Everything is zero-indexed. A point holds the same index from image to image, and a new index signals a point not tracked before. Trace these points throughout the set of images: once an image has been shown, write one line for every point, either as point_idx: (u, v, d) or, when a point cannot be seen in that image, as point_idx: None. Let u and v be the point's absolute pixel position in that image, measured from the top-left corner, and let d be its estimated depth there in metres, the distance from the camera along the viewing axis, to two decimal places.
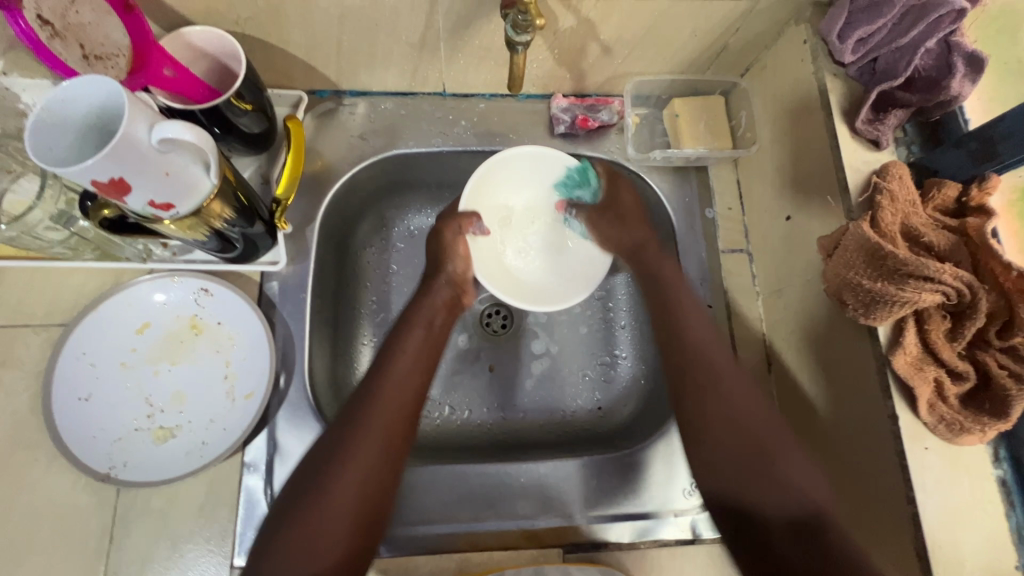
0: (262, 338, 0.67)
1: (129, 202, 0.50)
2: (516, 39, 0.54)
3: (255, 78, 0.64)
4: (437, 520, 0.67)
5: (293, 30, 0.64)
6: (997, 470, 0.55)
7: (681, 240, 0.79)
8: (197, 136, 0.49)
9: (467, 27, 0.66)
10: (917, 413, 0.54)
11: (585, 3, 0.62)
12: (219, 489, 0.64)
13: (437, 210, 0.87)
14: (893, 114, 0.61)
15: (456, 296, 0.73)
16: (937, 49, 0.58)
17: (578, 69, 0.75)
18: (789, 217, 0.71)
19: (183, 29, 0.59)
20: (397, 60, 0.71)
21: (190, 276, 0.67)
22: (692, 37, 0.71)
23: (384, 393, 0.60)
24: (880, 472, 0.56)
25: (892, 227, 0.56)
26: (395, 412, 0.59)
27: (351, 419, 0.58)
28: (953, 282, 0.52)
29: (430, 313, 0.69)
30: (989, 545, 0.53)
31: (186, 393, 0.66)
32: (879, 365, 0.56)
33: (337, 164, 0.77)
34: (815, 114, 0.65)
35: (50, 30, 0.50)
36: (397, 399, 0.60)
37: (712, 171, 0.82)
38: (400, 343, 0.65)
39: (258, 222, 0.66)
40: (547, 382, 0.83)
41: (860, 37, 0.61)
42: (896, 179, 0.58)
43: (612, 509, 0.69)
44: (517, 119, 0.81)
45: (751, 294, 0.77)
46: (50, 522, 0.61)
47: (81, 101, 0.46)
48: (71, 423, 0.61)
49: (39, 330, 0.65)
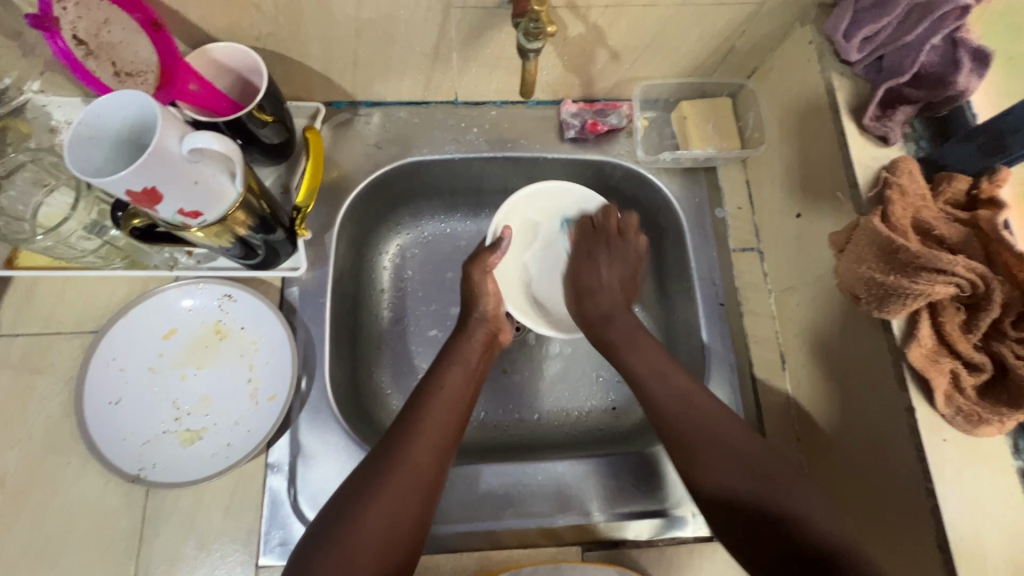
0: (283, 343, 0.68)
1: (159, 211, 0.53)
2: (528, 46, 0.56)
3: (277, 90, 0.66)
4: (457, 519, 0.68)
5: (311, 43, 0.67)
6: (1017, 461, 0.55)
7: (692, 240, 0.80)
8: (224, 146, 0.51)
9: (479, 37, 0.68)
10: (935, 405, 0.54)
11: (593, 11, 0.64)
12: (245, 490, 0.65)
13: (450, 216, 0.89)
14: (900, 111, 0.62)
15: (492, 333, 0.74)
16: (943, 45, 0.58)
17: (587, 75, 0.77)
18: (799, 215, 0.71)
19: (207, 46, 0.62)
20: (410, 70, 0.74)
21: (214, 283, 0.69)
22: (698, 41, 0.72)
23: (429, 412, 0.62)
24: (898, 465, 0.56)
25: (903, 221, 0.57)
26: (437, 431, 0.61)
27: (395, 442, 0.59)
28: (968, 274, 0.52)
29: (467, 351, 0.71)
30: (1013, 537, 0.52)
31: (212, 396, 0.68)
32: (895, 358, 0.56)
33: (353, 172, 0.80)
34: (823, 113, 0.66)
35: (85, 49, 0.54)
36: (435, 440, 0.60)
37: (721, 172, 0.83)
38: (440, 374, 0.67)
39: (279, 229, 0.68)
40: (562, 381, 0.84)
41: (865, 37, 0.61)
42: (906, 174, 0.59)
43: (631, 507, 0.69)
44: (528, 125, 0.83)
45: (763, 292, 0.78)
46: (83, 523, 0.63)
47: (116, 116, 0.48)
48: (103, 427, 0.63)
49: (71, 337, 0.67)
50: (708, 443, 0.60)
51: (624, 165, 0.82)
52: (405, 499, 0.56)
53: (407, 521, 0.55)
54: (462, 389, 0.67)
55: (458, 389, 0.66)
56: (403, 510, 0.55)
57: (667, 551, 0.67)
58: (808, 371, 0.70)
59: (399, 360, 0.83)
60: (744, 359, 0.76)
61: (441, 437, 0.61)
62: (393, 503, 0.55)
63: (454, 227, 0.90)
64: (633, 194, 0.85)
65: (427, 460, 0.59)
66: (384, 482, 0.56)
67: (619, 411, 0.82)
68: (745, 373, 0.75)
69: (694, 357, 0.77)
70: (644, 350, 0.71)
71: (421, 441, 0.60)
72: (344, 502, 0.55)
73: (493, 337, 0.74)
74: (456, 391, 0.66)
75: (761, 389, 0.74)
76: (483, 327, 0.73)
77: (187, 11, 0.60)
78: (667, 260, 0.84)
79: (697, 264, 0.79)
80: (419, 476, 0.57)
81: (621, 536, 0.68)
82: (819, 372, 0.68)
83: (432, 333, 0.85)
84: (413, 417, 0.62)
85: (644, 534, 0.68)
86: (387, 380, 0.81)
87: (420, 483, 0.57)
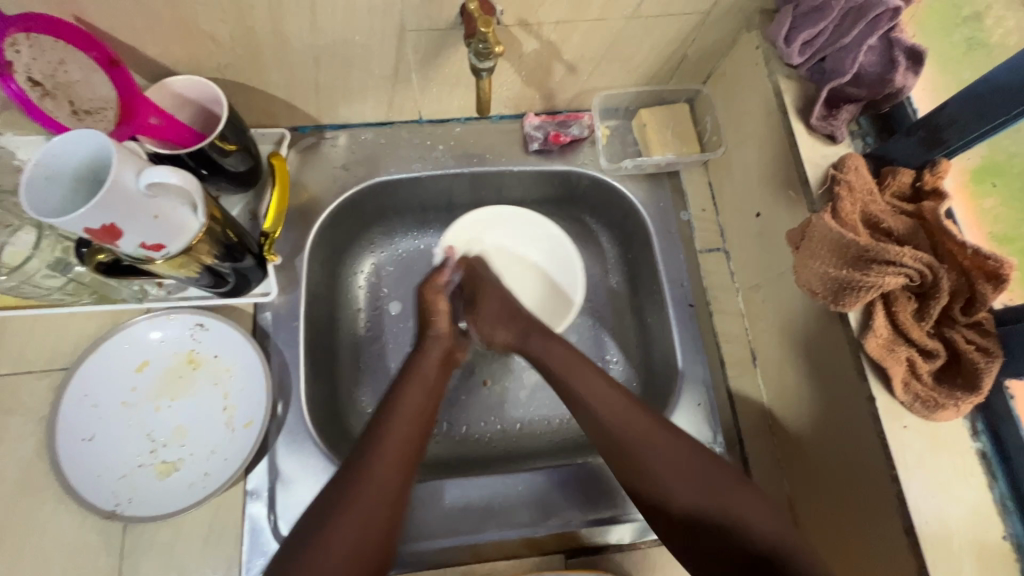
0: (258, 369, 0.69)
1: (121, 245, 0.53)
2: (480, 66, 0.57)
3: (238, 120, 0.67)
4: (437, 535, 0.68)
5: (272, 72, 0.68)
6: (976, 443, 0.56)
7: (658, 243, 0.82)
8: (183, 179, 0.52)
9: (436, 58, 0.69)
10: (893, 392, 0.56)
11: (545, 28, 0.66)
12: (224, 519, 0.65)
13: (422, 232, 0.90)
14: (845, 110, 0.64)
15: (449, 348, 0.73)
16: (879, 45, 0.61)
17: (547, 88, 0.79)
18: (759, 214, 0.73)
19: (166, 81, 0.63)
20: (372, 93, 0.75)
21: (185, 313, 0.69)
22: (651, 50, 0.74)
23: (389, 422, 0.63)
24: (863, 452, 0.58)
25: (853, 216, 0.59)
26: (398, 446, 0.61)
27: (361, 456, 0.59)
28: (914, 264, 0.54)
29: (424, 365, 0.70)
30: (976, 516, 0.54)
31: (187, 427, 0.68)
32: (854, 349, 0.58)
33: (322, 195, 0.80)
34: (774, 114, 0.68)
35: (41, 91, 0.54)
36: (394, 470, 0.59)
37: (684, 176, 0.85)
38: (397, 395, 0.66)
39: (248, 256, 0.68)
40: (542, 391, 0.84)
41: (805, 40, 0.63)
42: (853, 171, 0.61)
43: (612, 511, 0.70)
44: (492, 140, 0.84)
45: (730, 290, 0.79)
46: (60, 564, 0.62)
47: (72, 156, 0.49)
48: (77, 465, 0.63)
49: (42, 375, 0.67)
50: (663, 467, 0.60)
51: (590, 174, 0.83)
52: (373, 526, 0.56)
53: (377, 539, 0.56)
54: (421, 405, 0.66)
55: (417, 404, 0.65)
56: (367, 529, 0.56)
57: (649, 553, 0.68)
58: (777, 366, 0.71)
59: (378, 377, 0.83)
60: (716, 357, 0.77)
61: (403, 452, 0.61)
62: (361, 522, 0.56)
63: (426, 242, 0.90)
64: (599, 201, 0.87)
65: (391, 474, 0.59)
66: (349, 505, 0.56)
67: None
68: (718, 372, 0.76)
69: (668, 359, 0.78)
70: (582, 376, 0.67)
71: (386, 460, 0.59)
72: (305, 532, 0.55)
73: (450, 354, 0.73)
74: (417, 405, 0.65)
75: (734, 387, 0.75)
76: (441, 344, 0.72)
77: (143, 46, 0.61)
78: (637, 264, 0.86)
79: (665, 267, 0.80)
80: (383, 495, 0.57)
81: (603, 541, 0.69)
82: (787, 367, 0.69)
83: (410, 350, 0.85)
84: (374, 439, 0.61)
85: (626, 537, 0.69)
86: (367, 399, 0.82)
87: (381, 506, 0.57)
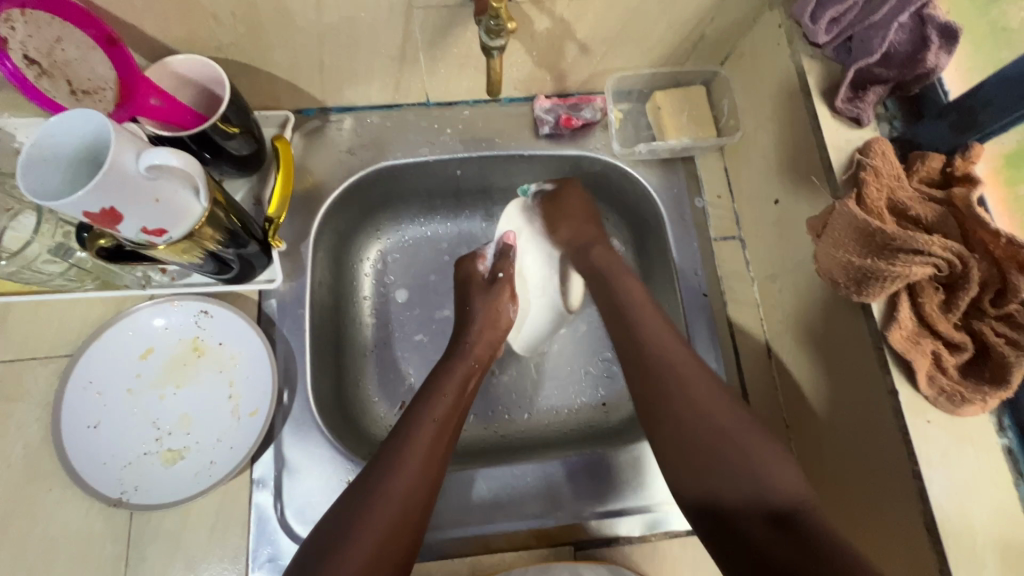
0: (263, 358, 0.67)
1: (122, 230, 0.52)
2: (491, 44, 0.55)
3: (241, 101, 0.65)
4: (447, 525, 0.67)
5: (274, 52, 0.66)
6: (1002, 439, 0.55)
7: (672, 230, 0.79)
8: (184, 162, 0.51)
9: (444, 37, 0.67)
10: (917, 386, 0.54)
11: (558, 4, 0.63)
12: (230, 508, 0.64)
13: (429, 218, 0.88)
14: (872, 92, 0.61)
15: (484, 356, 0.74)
16: (911, 23, 0.58)
17: (559, 70, 0.76)
18: (777, 201, 0.71)
19: (167, 59, 0.61)
20: (378, 74, 0.73)
21: (190, 300, 0.68)
22: (668, 30, 0.71)
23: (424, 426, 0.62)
24: (883, 446, 0.56)
25: (878, 202, 0.56)
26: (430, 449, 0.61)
27: (389, 456, 0.59)
28: (943, 253, 0.52)
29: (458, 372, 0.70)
30: (1001, 514, 0.52)
31: (193, 415, 0.68)
32: (877, 342, 0.56)
33: (327, 180, 0.78)
34: (795, 96, 0.66)
35: (37, 69, 0.52)
36: (414, 476, 0.58)
37: (699, 161, 0.83)
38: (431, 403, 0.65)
39: (253, 242, 0.67)
40: (552, 380, 0.83)
41: (832, 17, 0.60)
42: (879, 155, 0.58)
43: (620, 504, 0.69)
44: (502, 123, 0.82)
45: (745, 279, 0.77)
46: (68, 551, 0.62)
47: (70, 137, 0.47)
48: (81, 452, 0.62)
49: (46, 362, 0.66)
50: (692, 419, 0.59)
51: (602, 158, 0.81)
52: (399, 514, 0.56)
53: (400, 542, 0.55)
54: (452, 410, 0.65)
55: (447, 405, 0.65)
56: (393, 531, 0.55)
57: (660, 545, 0.67)
58: (793, 358, 0.69)
59: (385, 365, 0.82)
60: (730, 348, 0.75)
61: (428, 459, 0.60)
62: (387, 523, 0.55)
63: (433, 229, 0.89)
64: (611, 187, 0.84)
65: (421, 478, 0.58)
66: (375, 508, 0.55)
67: (609, 407, 0.82)
68: (732, 363, 0.74)
69: None
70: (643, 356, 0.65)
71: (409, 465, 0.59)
72: (332, 530, 0.54)
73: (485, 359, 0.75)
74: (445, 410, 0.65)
75: (748, 378, 0.73)
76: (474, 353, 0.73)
77: (143, 24, 0.59)
78: (649, 252, 0.84)
79: (679, 255, 0.78)
80: (413, 499, 0.57)
81: (613, 533, 0.68)
82: (804, 358, 0.67)
83: (418, 338, 0.84)
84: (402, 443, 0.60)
85: (637, 530, 0.68)
86: (373, 387, 0.81)
87: (410, 506, 0.56)
